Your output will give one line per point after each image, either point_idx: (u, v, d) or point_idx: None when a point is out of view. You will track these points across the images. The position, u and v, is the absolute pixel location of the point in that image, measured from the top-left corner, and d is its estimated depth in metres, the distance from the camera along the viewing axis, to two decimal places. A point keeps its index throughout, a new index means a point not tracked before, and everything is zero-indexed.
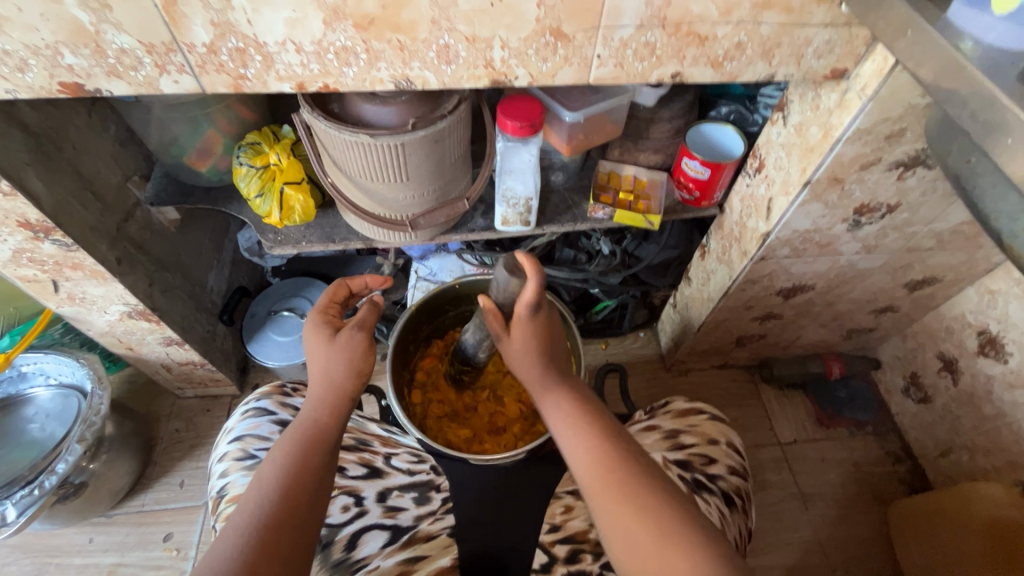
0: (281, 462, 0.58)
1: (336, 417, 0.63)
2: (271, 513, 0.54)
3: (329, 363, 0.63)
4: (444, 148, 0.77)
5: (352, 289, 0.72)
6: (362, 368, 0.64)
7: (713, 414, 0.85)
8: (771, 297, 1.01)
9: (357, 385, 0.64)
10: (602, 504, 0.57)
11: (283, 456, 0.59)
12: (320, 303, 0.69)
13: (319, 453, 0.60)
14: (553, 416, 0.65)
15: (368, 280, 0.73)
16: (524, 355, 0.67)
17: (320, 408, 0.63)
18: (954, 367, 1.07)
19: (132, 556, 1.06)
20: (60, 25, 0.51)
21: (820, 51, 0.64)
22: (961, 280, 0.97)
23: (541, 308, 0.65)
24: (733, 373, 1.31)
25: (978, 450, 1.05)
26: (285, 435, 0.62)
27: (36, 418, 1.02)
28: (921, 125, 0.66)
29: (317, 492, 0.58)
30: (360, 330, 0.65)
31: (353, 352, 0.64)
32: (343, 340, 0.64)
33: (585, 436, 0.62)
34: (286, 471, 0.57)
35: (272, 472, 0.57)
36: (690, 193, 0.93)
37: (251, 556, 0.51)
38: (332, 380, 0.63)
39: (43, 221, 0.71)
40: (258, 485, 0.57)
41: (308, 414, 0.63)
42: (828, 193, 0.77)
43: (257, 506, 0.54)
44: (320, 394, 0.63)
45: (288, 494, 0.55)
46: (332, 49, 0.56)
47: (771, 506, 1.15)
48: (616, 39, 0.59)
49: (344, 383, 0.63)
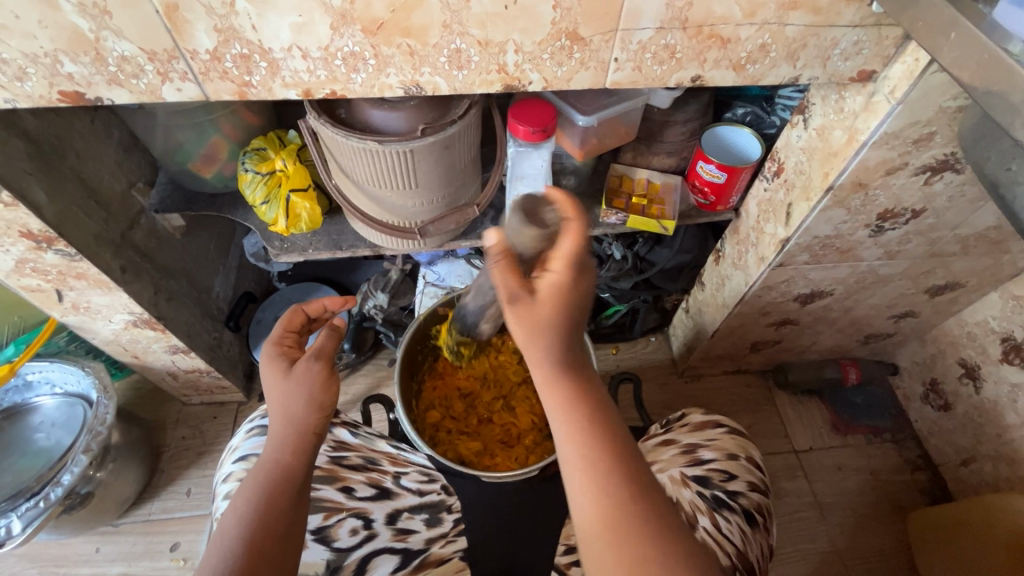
0: (242, 510, 0.55)
1: (300, 454, 0.60)
2: (234, 569, 0.51)
3: (286, 398, 0.61)
4: (453, 154, 0.74)
5: (309, 314, 0.73)
6: (323, 401, 0.62)
7: (732, 428, 0.83)
8: (788, 303, 0.99)
9: (320, 418, 0.62)
10: (601, 546, 0.48)
11: (244, 503, 0.56)
12: (275, 334, 0.68)
13: (285, 497, 0.56)
14: (554, 407, 0.53)
15: (326, 303, 0.74)
16: (543, 332, 0.52)
17: (281, 447, 0.60)
18: (976, 374, 1.04)
19: (140, 565, 1.04)
20: (59, 33, 0.49)
21: (847, 53, 0.61)
22: (985, 286, 0.94)
23: (583, 271, 0.52)
24: (748, 378, 1.28)
25: (1001, 459, 1.02)
26: (248, 478, 0.59)
27: (42, 427, 1.01)
28: (952, 129, 0.64)
29: (287, 535, 0.55)
30: (317, 360, 0.63)
31: (311, 385, 0.62)
32: (299, 372, 0.62)
33: (591, 449, 0.50)
34: (248, 519, 0.54)
35: (234, 521, 0.55)
36: (705, 197, 0.90)
37: None
38: (291, 414, 0.61)
39: (46, 231, 0.70)
40: (222, 534, 0.54)
41: (269, 454, 0.59)
42: (852, 199, 0.74)
43: (218, 560, 0.52)
44: (281, 431, 0.60)
45: (254, 540, 0.53)
46: (339, 54, 0.54)
47: (787, 517, 1.12)
48: (635, 42, 0.57)
49: (306, 418, 0.61)
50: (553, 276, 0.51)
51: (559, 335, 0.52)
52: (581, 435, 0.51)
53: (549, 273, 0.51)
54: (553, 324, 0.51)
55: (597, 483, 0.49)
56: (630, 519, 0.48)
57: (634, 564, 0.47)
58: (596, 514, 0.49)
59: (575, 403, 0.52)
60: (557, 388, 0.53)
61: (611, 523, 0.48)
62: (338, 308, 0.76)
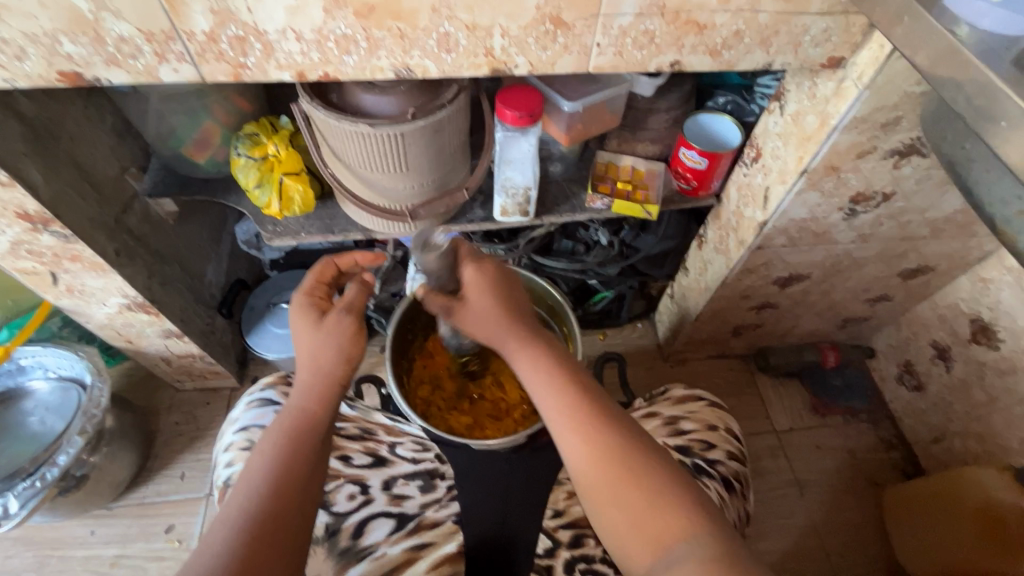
0: (270, 452, 0.58)
1: (326, 405, 0.62)
2: (263, 506, 0.53)
3: (316, 349, 0.63)
4: (443, 137, 0.77)
5: (340, 267, 0.73)
6: (351, 353, 0.64)
7: (712, 401, 0.86)
8: (767, 286, 1.02)
9: (347, 370, 0.63)
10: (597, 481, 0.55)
11: (270, 447, 0.58)
12: (307, 285, 0.69)
13: (311, 442, 0.59)
14: (534, 378, 0.61)
15: (358, 258, 0.74)
16: (493, 320, 0.64)
17: (308, 395, 0.62)
18: (947, 355, 1.08)
19: (135, 547, 1.06)
20: (59, 13, 0.51)
21: (817, 40, 0.64)
22: (954, 269, 0.98)
23: (487, 264, 0.67)
24: (731, 362, 1.32)
25: (970, 435, 1.06)
26: (273, 424, 0.61)
27: (36, 411, 1.02)
28: (917, 114, 0.67)
29: (308, 485, 0.57)
30: (348, 314, 0.65)
31: (340, 337, 0.64)
32: (330, 324, 0.64)
33: (568, 398, 0.58)
34: (275, 464, 0.56)
35: (260, 463, 0.57)
36: (688, 182, 0.93)
37: (247, 545, 0.51)
38: (320, 366, 0.62)
39: (42, 212, 0.71)
40: (248, 476, 0.56)
41: (296, 402, 0.61)
42: (825, 181, 0.77)
43: (247, 495, 0.54)
44: (308, 380, 0.62)
45: (278, 485, 0.55)
46: (332, 37, 0.56)
47: (767, 493, 1.16)
48: (616, 28, 0.60)
49: (333, 370, 0.63)
50: (468, 282, 0.66)
51: (501, 313, 0.64)
52: (560, 390, 0.59)
53: (467, 278, 0.66)
54: (489, 311, 0.64)
55: (578, 420, 0.57)
56: (615, 448, 0.55)
57: (625, 485, 0.54)
58: (589, 455, 0.55)
59: (544, 365, 0.61)
60: (533, 360, 0.62)
61: (599, 458, 0.55)
62: (369, 263, 0.75)
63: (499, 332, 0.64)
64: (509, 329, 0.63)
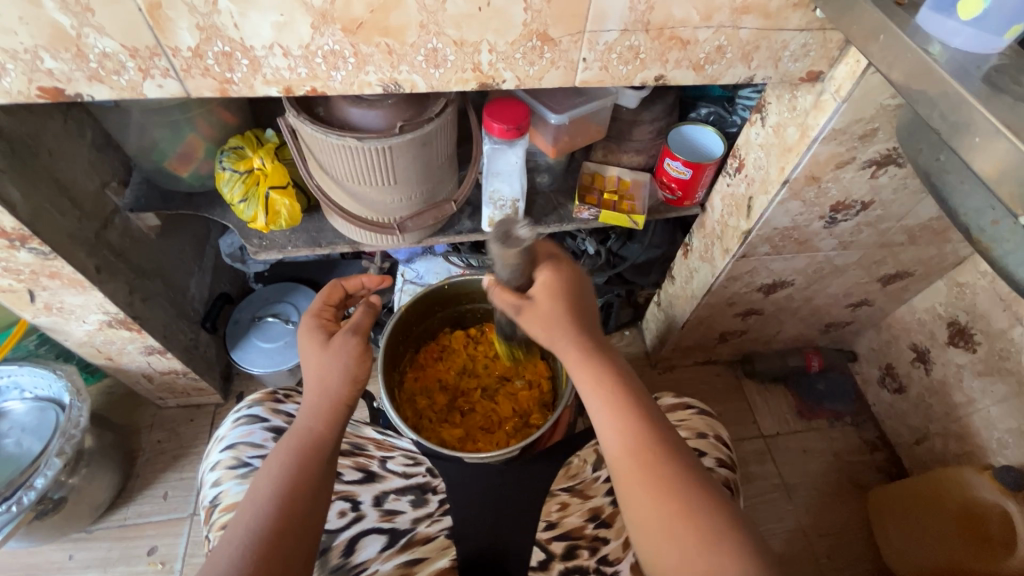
0: (275, 472, 0.57)
1: (332, 425, 0.61)
2: (268, 528, 0.52)
3: (323, 369, 0.63)
4: (431, 151, 0.77)
5: (348, 291, 0.75)
6: (357, 374, 0.63)
7: (701, 409, 0.87)
8: (752, 293, 1.04)
9: (353, 390, 0.63)
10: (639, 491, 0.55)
11: (277, 467, 0.57)
12: (314, 307, 0.70)
13: (316, 462, 0.58)
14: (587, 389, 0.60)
15: (364, 280, 0.76)
16: (557, 325, 0.61)
17: (315, 415, 0.61)
18: (926, 357, 1.11)
19: (116, 571, 1.03)
20: (40, 29, 0.50)
21: (796, 54, 0.66)
22: (931, 274, 1.01)
23: (561, 269, 0.63)
24: (718, 368, 1.33)
25: (951, 436, 1.09)
26: (280, 444, 0.60)
27: (9, 433, 0.96)
28: (892, 125, 0.69)
29: (313, 503, 0.56)
30: (354, 335, 0.65)
31: (347, 357, 0.63)
32: (337, 344, 0.64)
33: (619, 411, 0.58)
34: (280, 485, 0.55)
35: (266, 484, 0.56)
36: (672, 192, 0.94)
37: (249, 568, 0.50)
38: (327, 387, 0.62)
39: (19, 229, 0.69)
40: (254, 494, 0.56)
41: (303, 422, 0.61)
42: (806, 191, 0.79)
43: (253, 516, 0.53)
44: (315, 400, 0.62)
45: (284, 504, 0.54)
46: (320, 52, 0.56)
47: (757, 498, 1.18)
48: (601, 43, 0.61)
49: (340, 391, 0.62)
50: (542, 285, 0.62)
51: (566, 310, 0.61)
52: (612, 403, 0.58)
53: (539, 278, 0.62)
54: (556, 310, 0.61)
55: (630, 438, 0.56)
56: (665, 470, 0.55)
57: (679, 522, 0.52)
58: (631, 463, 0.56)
59: (607, 381, 0.60)
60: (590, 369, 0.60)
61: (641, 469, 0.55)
62: (374, 285, 0.77)
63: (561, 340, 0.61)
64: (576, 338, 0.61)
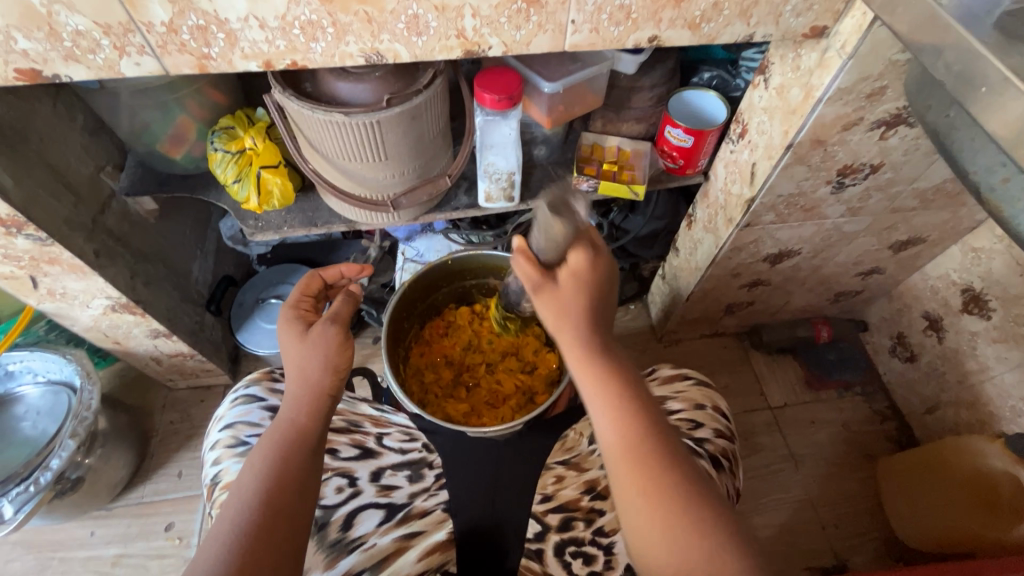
0: (261, 464, 0.57)
1: (315, 413, 0.62)
2: (258, 519, 0.53)
3: (303, 360, 0.63)
4: (421, 124, 0.75)
5: (327, 280, 0.76)
6: (337, 363, 0.64)
7: (699, 380, 0.86)
8: (758, 263, 1.01)
9: (335, 379, 0.64)
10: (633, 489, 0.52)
11: (262, 460, 0.58)
12: (292, 298, 0.71)
13: (301, 452, 0.59)
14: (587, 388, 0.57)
15: (342, 270, 0.77)
16: (569, 317, 0.58)
17: (297, 406, 0.62)
18: (939, 326, 1.08)
19: (136, 546, 1.06)
20: (9, 8, 0.49)
21: (799, 9, 0.63)
22: (945, 239, 0.98)
23: (595, 255, 0.60)
24: (725, 340, 1.32)
25: (963, 405, 1.07)
26: (264, 436, 0.61)
27: (27, 416, 1.01)
28: (902, 83, 0.66)
29: (301, 494, 0.57)
30: (333, 324, 0.66)
31: (326, 346, 0.64)
32: (315, 334, 0.65)
33: (616, 409, 0.55)
34: (266, 474, 0.56)
35: (253, 476, 0.56)
36: (674, 161, 0.91)
37: (241, 558, 0.51)
38: (307, 376, 0.63)
39: (14, 216, 0.70)
40: (240, 487, 0.56)
41: (285, 414, 0.61)
42: (812, 155, 0.76)
43: (240, 509, 0.54)
44: (296, 391, 0.62)
45: (271, 493, 0.55)
46: (297, 23, 0.55)
47: (764, 470, 1.17)
48: (590, 4, 0.58)
49: (321, 380, 0.63)
50: (564, 275, 0.59)
51: (583, 306, 0.58)
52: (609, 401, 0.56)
53: (567, 263, 0.59)
54: (574, 303, 0.58)
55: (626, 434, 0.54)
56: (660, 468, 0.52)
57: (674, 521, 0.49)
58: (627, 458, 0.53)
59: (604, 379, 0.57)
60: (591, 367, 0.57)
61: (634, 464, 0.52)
62: (355, 275, 0.78)
63: (572, 332, 0.58)
64: (584, 330, 0.58)
